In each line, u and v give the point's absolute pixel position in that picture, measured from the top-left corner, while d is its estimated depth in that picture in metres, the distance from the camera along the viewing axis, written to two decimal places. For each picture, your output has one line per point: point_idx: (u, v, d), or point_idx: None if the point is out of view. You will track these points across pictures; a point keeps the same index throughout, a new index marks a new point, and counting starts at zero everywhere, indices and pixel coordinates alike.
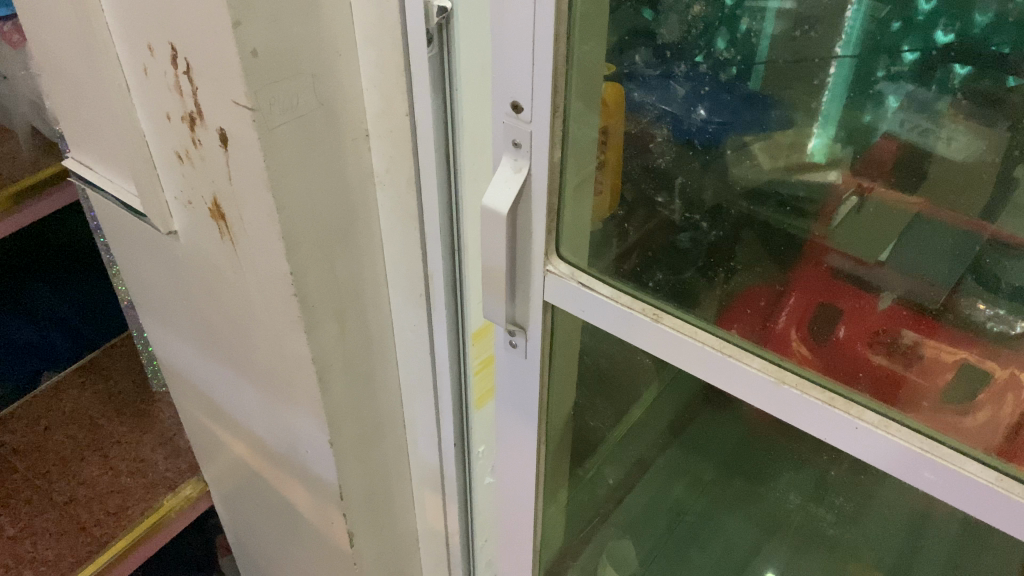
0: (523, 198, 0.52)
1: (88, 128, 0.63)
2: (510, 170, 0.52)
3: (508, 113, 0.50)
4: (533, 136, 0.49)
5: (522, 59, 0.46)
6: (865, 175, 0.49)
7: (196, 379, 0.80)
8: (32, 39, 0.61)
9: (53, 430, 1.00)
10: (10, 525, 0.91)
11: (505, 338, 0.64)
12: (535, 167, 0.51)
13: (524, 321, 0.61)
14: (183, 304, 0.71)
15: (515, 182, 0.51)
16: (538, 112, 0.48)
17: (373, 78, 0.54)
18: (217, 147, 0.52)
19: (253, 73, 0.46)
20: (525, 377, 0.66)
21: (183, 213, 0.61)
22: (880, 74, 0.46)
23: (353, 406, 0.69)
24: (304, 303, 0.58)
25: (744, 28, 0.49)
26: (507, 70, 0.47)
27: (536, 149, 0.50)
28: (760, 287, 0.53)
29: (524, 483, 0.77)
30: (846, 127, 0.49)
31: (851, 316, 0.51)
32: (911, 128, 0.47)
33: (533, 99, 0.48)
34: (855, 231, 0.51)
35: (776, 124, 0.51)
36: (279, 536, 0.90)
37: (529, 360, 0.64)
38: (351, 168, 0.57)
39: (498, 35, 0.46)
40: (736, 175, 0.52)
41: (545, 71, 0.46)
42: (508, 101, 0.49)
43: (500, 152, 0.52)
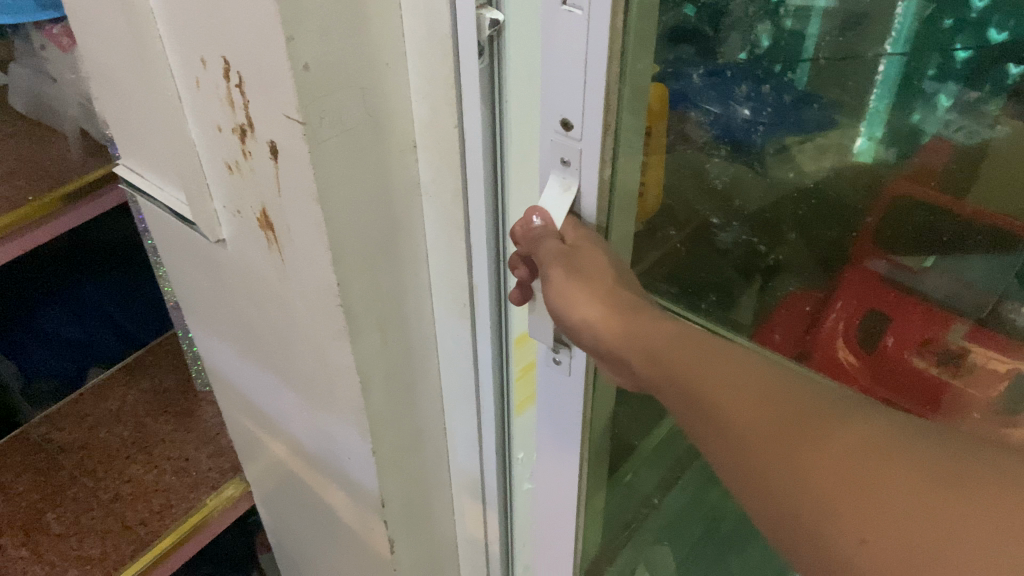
0: (569, 216, 0.52)
1: (139, 137, 0.63)
2: (558, 188, 0.51)
3: (557, 130, 0.49)
4: (582, 154, 0.49)
5: (573, 78, 0.46)
6: (911, 182, 0.57)
7: (240, 383, 0.81)
8: (85, 48, 0.62)
9: (99, 428, 1.02)
10: (55, 523, 0.92)
11: (548, 354, 0.63)
12: (585, 186, 0.50)
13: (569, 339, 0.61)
14: (229, 310, 0.72)
15: (563, 199, 0.51)
16: (588, 131, 0.47)
17: (421, 90, 0.54)
18: (267, 159, 0.52)
19: (306, 87, 0.46)
20: (566, 393, 0.66)
21: (231, 222, 0.61)
22: (930, 73, 0.52)
23: (395, 415, 0.68)
24: (348, 315, 0.57)
25: (789, 24, 0.53)
26: (557, 89, 0.47)
27: (586, 167, 0.50)
28: (802, 292, 0.66)
29: (564, 497, 0.76)
30: (891, 128, 0.55)
31: (895, 327, 0.64)
32: (957, 128, 0.52)
33: (584, 117, 0.47)
34: (895, 245, 0.61)
35: (817, 125, 0.59)
36: (318, 540, 0.91)
37: (573, 376, 0.64)
38: (397, 180, 0.57)
39: (551, 51, 0.46)
40: (776, 174, 0.60)
41: (598, 88, 0.45)
42: (557, 118, 0.48)
43: (548, 169, 0.52)
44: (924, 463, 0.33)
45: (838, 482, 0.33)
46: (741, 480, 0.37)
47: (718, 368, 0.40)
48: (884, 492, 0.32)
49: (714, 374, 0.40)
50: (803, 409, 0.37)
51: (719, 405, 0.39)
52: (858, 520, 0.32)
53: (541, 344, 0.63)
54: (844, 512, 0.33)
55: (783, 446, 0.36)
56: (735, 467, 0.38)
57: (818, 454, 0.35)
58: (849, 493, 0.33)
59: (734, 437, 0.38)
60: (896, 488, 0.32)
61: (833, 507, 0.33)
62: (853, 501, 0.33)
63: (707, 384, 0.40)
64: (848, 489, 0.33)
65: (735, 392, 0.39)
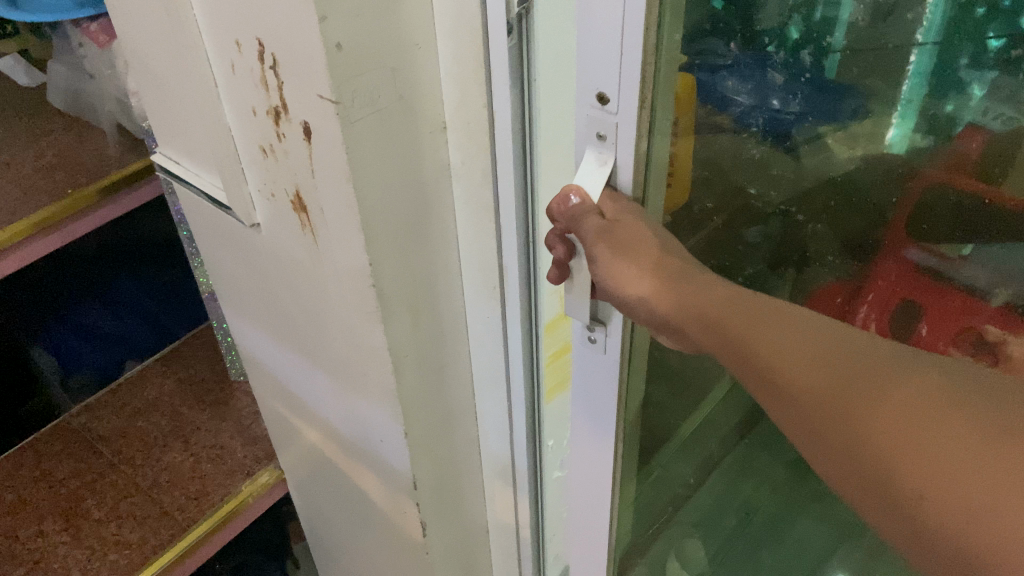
0: (606, 189, 0.52)
1: (177, 125, 0.65)
2: (595, 162, 0.52)
3: (593, 105, 0.49)
4: (618, 129, 0.49)
5: (608, 51, 0.46)
6: (954, 172, 0.57)
7: (275, 369, 0.82)
8: (124, 38, 0.63)
9: (137, 417, 1.04)
10: (96, 508, 0.94)
11: (583, 332, 0.63)
12: (621, 160, 0.51)
13: (605, 317, 0.61)
14: (264, 296, 0.73)
15: (600, 172, 0.51)
16: (624, 104, 0.48)
17: (451, 71, 0.54)
18: (300, 139, 0.53)
19: (338, 67, 0.47)
20: (602, 374, 0.65)
21: (266, 206, 0.62)
22: (965, 62, 0.52)
23: (427, 396, 0.69)
24: (380, 294, 0.58)
25: (820, 14, 0.53)
26: (592, 64, 0.47)
27: (621, 142, 0.50)
28: (839, 281, 0.68)
29: (597, 480, 0.76)
30: (926, 119, 0.55)
31: (929, 316, 0.66)
32: (993, 116, 0.52)
33: (621, 91, 0.47)
34: (931, 233, 0.61)
35: (851, 116, 0.59)
36: (352, 526, 0.92)
37: (608, 356, 0.64)
38: (427, 160, 0.58)
39: (585, 28, 0.46)
40: (810, 163, 0.61)
41: (633, 63, 0.45)
42: (593, 93, 0.49)
43: (584, 145, 0.52)
44: (983, 426, 0.32)
45: (898, 437, 0.34)
46: (801, 434, 0.38)
47: (779, 326, 0.40)
48: (948, 451, 0.32)
49: (767, 333, 0.40)
50: (860, 365, 0.37)
51: (776, 367, 0.39)
52: (920, 473, 0.33)
53: (576, 322, 0.63)
54: (905, 467, 0.33)
55: (844, 406, 0.36)
56: (794, 422, 0.38)
57: (878, 416, 0.35)
58: (908, 456, 0.33)
59: (795, 394, 0.38)
60: (959, 446, 0.32)
61: (894, 461, 0.34)
62: (914, 456, 0.33)
63: (764, 343, 0.40)
64: (909, 457, 0.33)
65: (797, 351, 0.39)
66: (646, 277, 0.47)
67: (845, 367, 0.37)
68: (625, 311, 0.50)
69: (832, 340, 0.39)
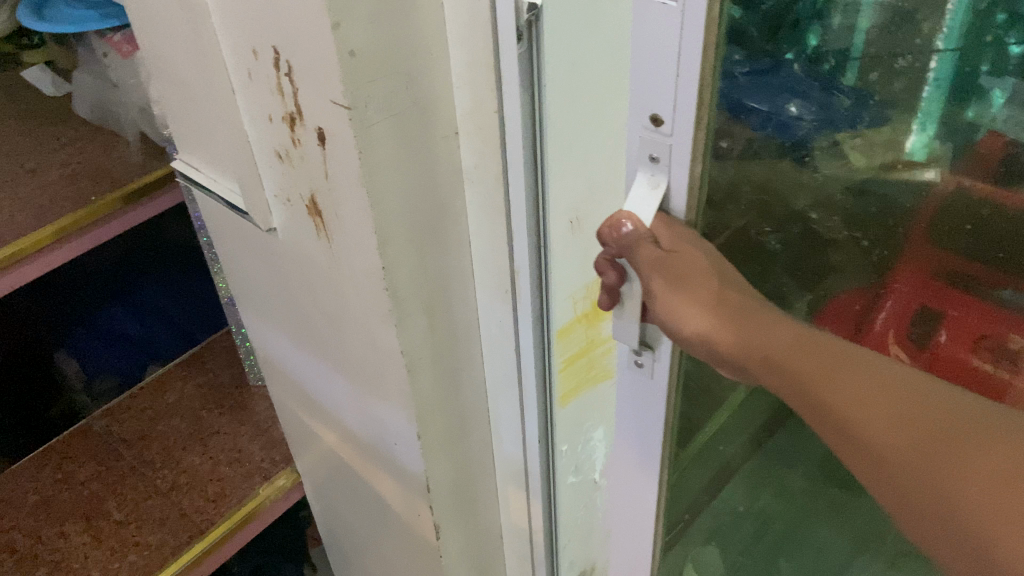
0: (659, 213, 0.52)
1: (197, 131, 0.66)
2: (646, 185, 0.51)
3: (646, 126, 0.49)
4: (673, 150, 0.49)
5: (663, 72, 0.46)
6: (962, 173, 0.59)
7: (293, 372, 0.83)
8: (146, 47, 0.64)
9: (158, 421, 1.05)
10: (117, 510, 0.96)
11: (630, 356, 0.63)
12: (673, 182, 0.50)
13: (653, 341, 0.61)
14: (282, 300, 0.74)
15: (652, 196, 0.51)
16: (679, 124, 0.47)
17: (464, 76, 0.55)
18: (316, 145, 0.54)
19: (352, 72, 0.48)
20: (649, 398, 0.66)
21: (283, 210, 0.63)
22: (984, 69, 0.54)
23: (442, 399, 0.70)
24: (394, 297, 0.59)
25: (839, 21, 0.52)
26: (647, 86, 0.47)
27: (675, 164, 0.50)
28: (856, 291, 0.68)
29: (634, 502, 0.77)
30: (945, 125, 0.57)
31: (947, 322, 0.68)
32: (1011, 121, 0.54)
33: (676, 112, 0.47)
34: (953, 246, 0.63)
35: (870, 122, 0.59)
36: (369, 530, 0.93)
37: (655, 381, 0.64)
38: (441, 164, 0.58)
39: (639, 49, 0.46)
40: (831, 173, 0.60)
41: (691, 83, 0.45)
42: (647, 115, 0.48)
43: (636, 168, 0.52)
44: None
45: (975, 483, 0.38)
46: (877, 472, 0.42)
47: (856, 364, 0.45)
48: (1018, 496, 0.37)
49: (826, 368, 0.45)
50: (938, 415, 0.41)
51: (852, 410, 0.43)
52: (981, 506, 0.37)
53: (623, 346, 0.63)
54: (968, 500, 0.38)
55: (926, 448, 0.40)
56: (871, 452, 0.42)
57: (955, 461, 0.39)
58: (980, 494, 0.38)
59: (874, 431, 0.42)
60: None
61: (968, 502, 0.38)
62: (964, 474, 0.38)
63: (840, 388, 0.44)
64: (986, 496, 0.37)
65: (877, 391, 0.43)
66: (711, 317, 0.50)
67: (924, 415, 0.41)
68: (675, 338, 0.53)
69: (908, 385, 0.43)
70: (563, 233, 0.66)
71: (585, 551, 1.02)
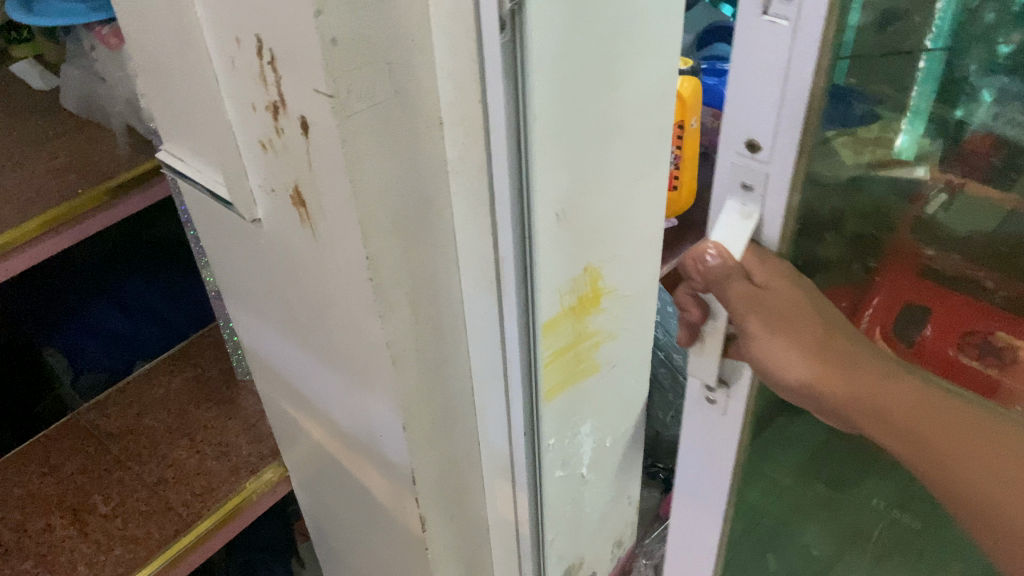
0: (750, 245, 0.50)
1: (182, 122, 0.66)
2: (737, 216, 0.49)
3: (741, 152, 0.47)
4: (769, 179, 0.47)
5: (768, 95, 0.43)
6: (952, 170, 0.48)
7: (279, 365, 0.83)
8: (131, 37, 0.64)
9: (144, 415, 1.05)
10: (103, 503, 0.95)
11: (702, 393, 0.61)
12: (768, 213, 0.48)
13: (731, 377, 0.58)
14: (268, 293, 0.74)
15: (743, 228, 0.49)
16: (780, 150, 0.45)
17: (448, 66, 0.55)
18: (299, 134, 0.54)
19: (334, 60, 0.48)
20: (721, 435, 0.63)
21: (268, 201, 0.63)
22: (972, 68, 0.44)
23: (427, 392, 0.70)
24: (378, 288, 0.59)
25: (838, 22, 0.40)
26: (745, 109, 0.45)
27: (771, 193, 0.47)
28: (839, 286, 0.55)
29: (701, 525, 0.73)
30: (935, 122, 0.47)
31: (937, 318, 0.54)
32: (1006, 121, 0.44)
33: (775, 139, 0.45)
34: (939, 238, 0.51)
35: (859, 121, 0.47)
36: (357, 524, 0.93)
37: (727, 417, 0.62)
38: (427, 157, 0.58)
39: (742, 72, 0.44)
40: (821, 175, 0.48)
41: (796, 109, 0.43)
42: (743, 139, 0.46)
43: (726, 195, 0.50)
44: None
45: (984, 471, 0.44)
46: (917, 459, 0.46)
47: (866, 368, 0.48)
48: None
49: (846, 381, 0.48)
50: (957, 421, 0.45)
51: (886, 413, 0.47)
52: (990, 482, 0.43)
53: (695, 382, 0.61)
54: (980, 479, 0.44)
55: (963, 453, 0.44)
56: (914, 452, 0.46)
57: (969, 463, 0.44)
58: (997, 483, 0.43)
59: (900, 422, 0.46)
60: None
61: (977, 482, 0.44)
62: (952, 447, 0.45)
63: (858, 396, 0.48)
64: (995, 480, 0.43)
65: (910, 405, 0.46)
66: (801, 360, 0.49)
67: (948, 415, 0.46)
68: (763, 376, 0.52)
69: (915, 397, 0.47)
70: (549, 226, 0.66)
71: (572, 546, 1.02)
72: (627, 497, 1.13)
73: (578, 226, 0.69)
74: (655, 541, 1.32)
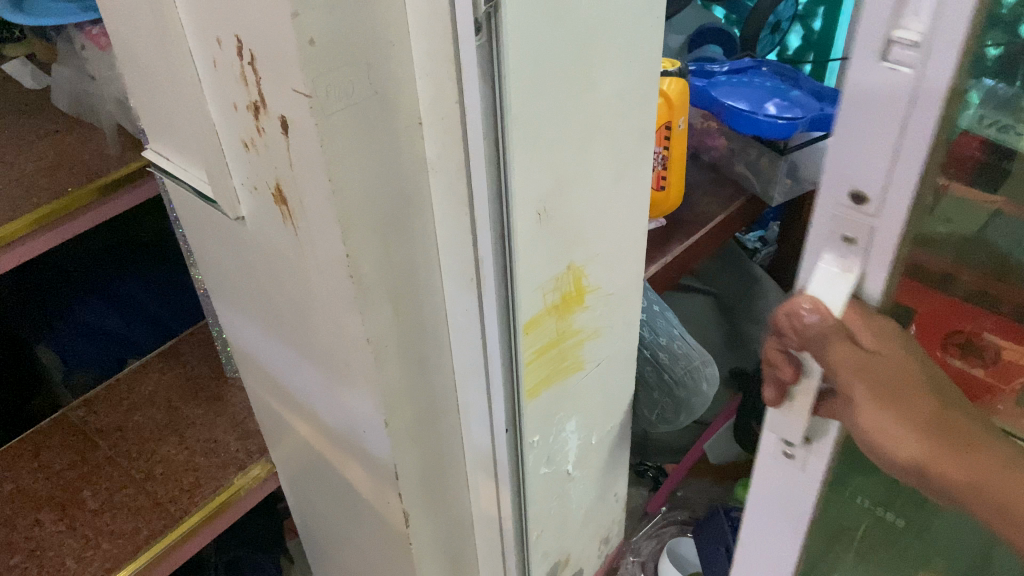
0: (850, 302, 0.41)
1: (166, 120, 0.67)
2: (834, 270, 0.41)
3: (843, 202, 0.39)
4: (875, 233, 0.39)
5: (879, 144, 0.36)
6: (946, 175, 0.38)
7: (264, 361, 0.84)
8: (115, 37, 0.65)
9: (133, 411, 1.06)
10: (91, 499, 0.96)
11: (777, 447, 0.52)
12: (873, 268, 0.40)
13: (816, 433, 0.49)
14: (252, 289, 0.75)
15: (842, 285, 0.41)
16: (888, 206, 0.38)
17: (425, 67, 0.56)
18: (279, 133, 0.55)
19: (311, 61, 0.49)
20: (800, 491, 0.54)
21: (250, 198, 0.64)
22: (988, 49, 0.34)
23: (409, 388, 0.71)
24: (358, 284, 0.60)
25: None
26: (854, 153, 0.37)
27: (877, 245, 0.39)
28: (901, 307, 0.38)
29: None
30: (951, 123, 0.35)
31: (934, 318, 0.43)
32: (989, 123, 0.37)
33: (887, 188, 0.37)
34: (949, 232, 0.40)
35: None
36: (342, 520, 0.94)
37: (808, 473, 0.52)
38: (405, 154, 0.60)
39: (853, 107, 0.36)
40: None
41: (917, 158, 0.36)
42: (846, 187, 0.38)
43: (820, 247, 0.42)
44: None
45: None
46: None
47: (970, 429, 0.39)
48: None
49: (960, 463, 0.39)
50: None
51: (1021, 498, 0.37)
52: None
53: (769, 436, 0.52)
54: None
55: None
56: None
57: None
58: None
59: None
60: None
61: None
62: None
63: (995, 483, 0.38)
64: None
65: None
66: (911, 439, 0.40)
67: None
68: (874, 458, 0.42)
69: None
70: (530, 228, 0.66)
71: (557, 543, 1.03)
72: (613, 495, 1.14)
73: (559, 226, 0.70)
74: (644, 537, 1.36)
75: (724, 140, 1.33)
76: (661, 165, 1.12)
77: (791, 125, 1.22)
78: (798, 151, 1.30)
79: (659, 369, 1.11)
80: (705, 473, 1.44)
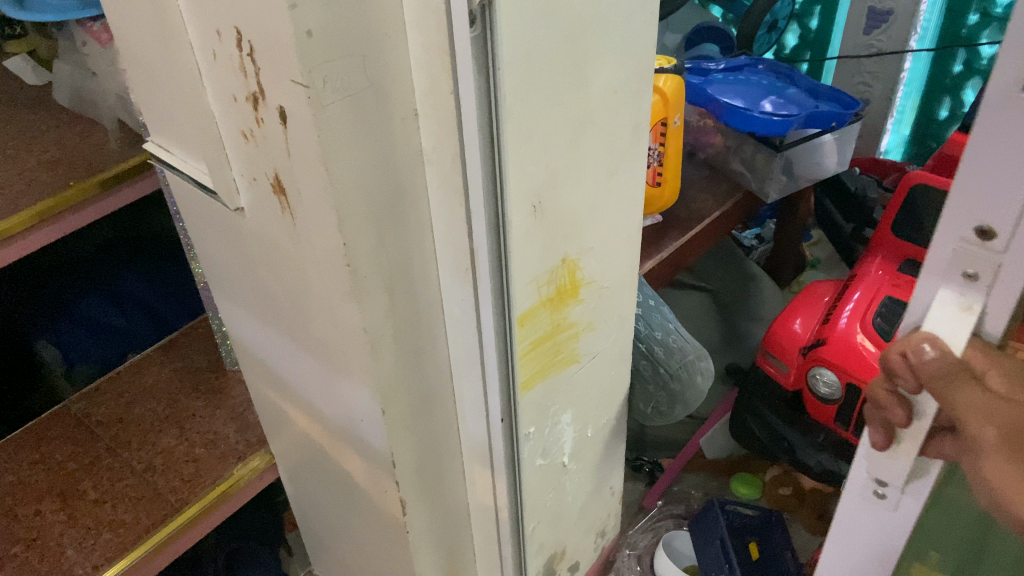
0: (971, 340, 0.40)
1: (166, 114, 0.68)
2: (955, 307, 0.40)
3: (967, 237, 0.38)
4: (1003, 270, 0.38)
5: (1015, 174, 0.35)
6: None
7: (264, 354, 0.85)
8: (117, 32, 0.66)
9: (134, 403, 1.07)
10: (92, 490, 0.97)
11: (869, 486, 0.51)
12: (997, 307, 0.39)
13: (915, 471, 0.48)
14: (251, 281, 0.76)
15: (964, 323, 0.40)
16: (1019, 241, 0.37)
17: (420, 58, 0.57)
18: (277, 124, 0.56)
19: (308, 52, 0.50)
20: (891, 529, 0.52)
21: (249, 189, 0.65)
22: None
23: (405, 377, 0.72)
24: (355, 273, 0.61)
25: None
26: (985, 188, 0.36)
27: (1002, 285, 0.38)
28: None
29: None
30: None
31: None
32: None
33: (1020, 222, 0.36)
34: None
35: None
36: (340, 511, 0.95)
37: (901, 512, 0.50)
38: (400, 145, 0.61)
39: (985, 141, 0.35)
40: None
41: None
42: (973, 223, 0.38)
43: (938, 282, 0.40)
44: None
45: None
46: None
47: None
48: None
49: None
50: None
51: None
52: None
53: (861, 473, 0.50)
54: None
55: None
56: None
57: None
58: None
59: None
60: None
61: None
62: None
63: None
64: None
65: None
66: None
67: None
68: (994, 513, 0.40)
69: None
70: (526, 219, 0.67)
71: (553, 535, 1.04)
72: (609, 489, 1.15)
73: (554, 218, 0.71)
74: (640, 531, 1.34)
75: (720, 137, 1.34)
76: (657, 161, 1.12)
77: (785, 123, 1.22)
78: (793, 147, 1.30)
79: (654, 363, 1.12)
80: (700, 467, 1.44)
